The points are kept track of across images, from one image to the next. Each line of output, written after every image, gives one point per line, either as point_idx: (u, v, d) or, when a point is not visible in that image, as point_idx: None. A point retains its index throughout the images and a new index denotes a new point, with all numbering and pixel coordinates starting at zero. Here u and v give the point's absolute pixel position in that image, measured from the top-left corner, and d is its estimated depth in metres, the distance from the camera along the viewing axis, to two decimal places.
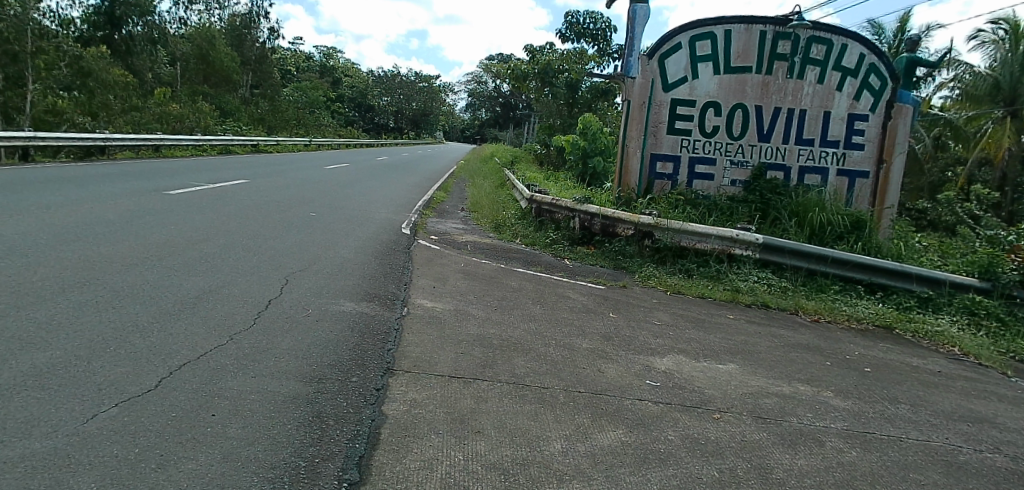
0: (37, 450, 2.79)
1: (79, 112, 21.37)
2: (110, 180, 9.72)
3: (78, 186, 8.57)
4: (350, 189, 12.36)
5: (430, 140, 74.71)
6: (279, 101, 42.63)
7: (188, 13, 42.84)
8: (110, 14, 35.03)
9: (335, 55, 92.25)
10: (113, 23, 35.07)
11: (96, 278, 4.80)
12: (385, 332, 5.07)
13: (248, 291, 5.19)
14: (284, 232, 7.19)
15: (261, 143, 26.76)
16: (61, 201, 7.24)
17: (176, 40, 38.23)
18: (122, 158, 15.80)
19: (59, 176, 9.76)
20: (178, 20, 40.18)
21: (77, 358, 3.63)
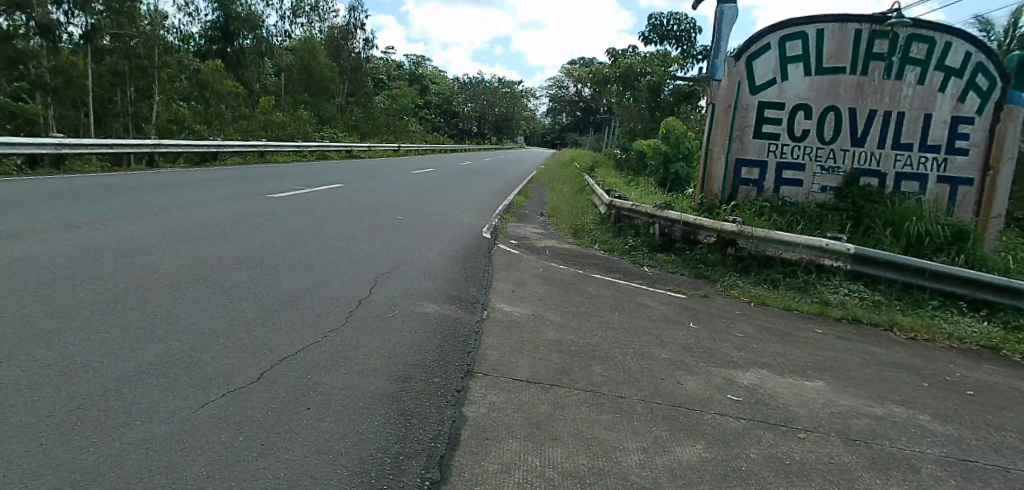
0: (156, 433, 3.07)
1: (197, 121, 23.01)
2: (220, 184, 10.46)
3: (194, 190, 9.27)
4: (435, 193, 12.70)
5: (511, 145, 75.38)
6: (371, 108, 44.18)
7: (292, 27, 45.05)
8: (225, 29, 36.43)
9: (423, 63, 94.88)
10: (228, 37, 36.49)
11: (209, 275, 5.20)
12: (466, 334, 5.19)
13: (341, 290, 5.46)
14: (373, 235, 7.48)
15: (355, 148, 27.88)
16: (177, 203, 7.86)
17: (281, 52, 40.41)
18: (232, 164, 16.95)
19: (177, 180, 10.61)
20: (283, 34, 42.34)
21: (193, 349, 3.95)
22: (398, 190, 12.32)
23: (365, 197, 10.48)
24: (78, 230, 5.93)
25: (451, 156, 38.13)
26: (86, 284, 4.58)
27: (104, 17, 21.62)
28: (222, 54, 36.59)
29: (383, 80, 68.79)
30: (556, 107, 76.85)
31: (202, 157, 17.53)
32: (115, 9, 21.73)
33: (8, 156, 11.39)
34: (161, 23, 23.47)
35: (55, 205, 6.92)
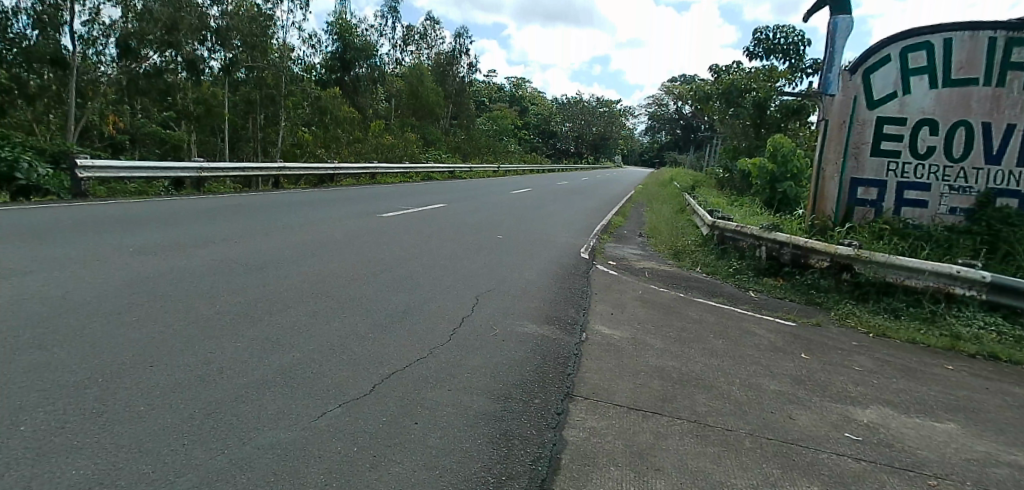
0: (281, 440, 3.26)
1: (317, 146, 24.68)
2: (336, 204, 11.10)
3: (314, 209, 9.89)
4: (533, 212, 12.81)
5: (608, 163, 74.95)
6: (473, 130, 45.51)
7: (403, 55, 47.23)
8: (342, 59, 36.38)
9: (523, 85, 96.75)
10: (345, 67, 36.63)
11: (326, 290, 5.49)
12: (566, 356, 5.14)
13: (445, 308, 5.60)
14: (474, 254, 7.63)
15: (457, 169, 28.73)
16: (298, 222, 8.42)
17: (392, 79, 42.53)
18: (346, 185, 17.94)
19: (298, 200, 11.37)
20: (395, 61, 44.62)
21: (312, 360, 4.19)
22: (498, 210, 12.53)
23: (467, 216, 10.73)
24: (213, 246, 6.47)
25: (549, 176, 38.41)
26: (220, 296, 4.98)
27: (240, 51, 23.02)
28: (340, 82, 37.15)
29: (484, 103, 70.83)
30: (653, 125, 75.72)
31: (320, 179, 18.71)
32: (249, 43, 23.10)
33: (158, 180, 12.77)
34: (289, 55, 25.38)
35: (197, 223, 7.62)
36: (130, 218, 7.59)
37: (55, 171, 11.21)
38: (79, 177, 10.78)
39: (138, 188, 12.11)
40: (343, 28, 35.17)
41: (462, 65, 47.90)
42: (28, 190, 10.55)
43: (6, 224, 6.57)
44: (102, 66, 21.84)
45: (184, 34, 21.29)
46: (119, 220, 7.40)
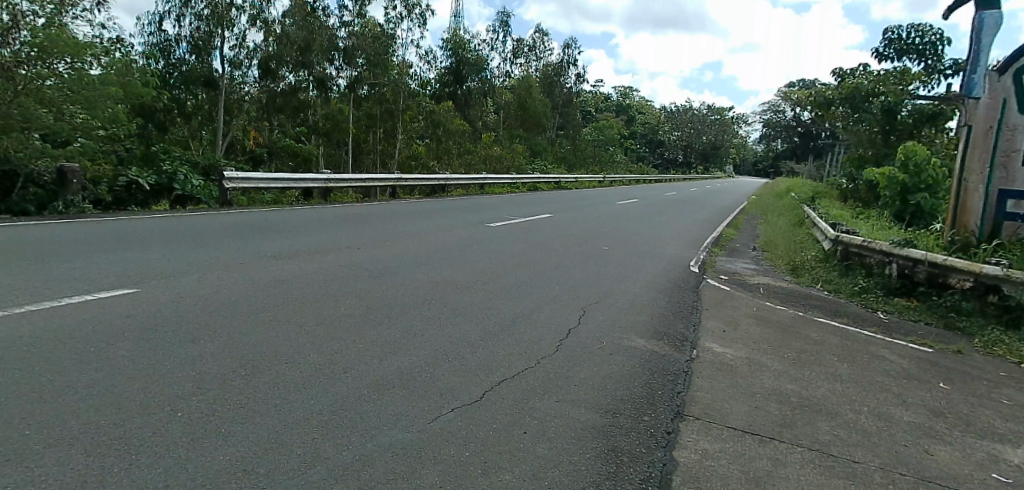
0: (399, 440, 3.39)
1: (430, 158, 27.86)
2: (447, 213, 11.48)
3: (427, 218, 10.29)
4: (640, 224, 12.57)
5: (717, 173, 72.31)
6: (578, 141, 45.53)
7: (511, 67, 47.98)
8: (456, 72, 35.99)
9: (630, 94, 95.61)
10: (458, 80, 36.18)
11: (438, 297, 5.68)
12: (676, 373, 4.97)
13: (552, 318, 5.61)
14: (581, 265, 7.59)
15: (562, 180, 28.85)
16: (412, 230, 8.78)
17: (501, 91, 43.34)
18: (457, 195, 18.52)
19: (412, 209, 11.89)
20: (504, 73, 45.47)
21: (426, 364, 4.34)
22: (605, 220, 12.43)
23: (573, 227, 10.73)
24: (336, 252, 6.87)
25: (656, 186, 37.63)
26: (344, 300, 5.28)
27: (364, 69, 24.78)
28: (453, 96, 36.27)
29: (590, 113, 70.62)
30: (766, 133, 72.22)
31: (433, 189, 19.46)
32: (374, 62, 24.73)
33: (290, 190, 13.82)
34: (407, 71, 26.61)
35: (322, 230, 8.17)
36: (266, 226, 8.23)
37: (205, 182, 12.53)
38: (225, 187, 11.92)
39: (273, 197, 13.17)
40: (458, 44, 35.31)
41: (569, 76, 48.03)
42: (183, 198, 11.96)
43: (165, 230, 7.33)
44: (245, 84, 23.36)
45: (316, 54, 23.02)
46: (259, 227, 8.09)
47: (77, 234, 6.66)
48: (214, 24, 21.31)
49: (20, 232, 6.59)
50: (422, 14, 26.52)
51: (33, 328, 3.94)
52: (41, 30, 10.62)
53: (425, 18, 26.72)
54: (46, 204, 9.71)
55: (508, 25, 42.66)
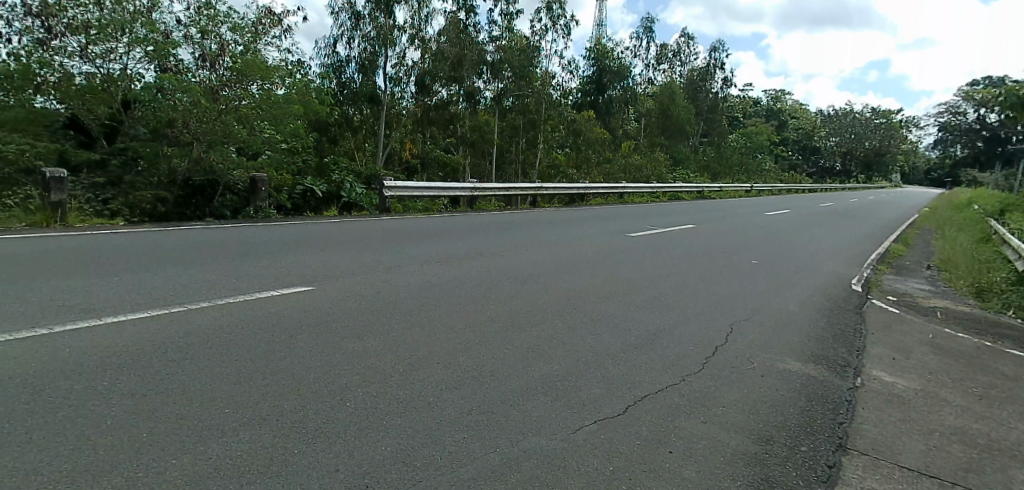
0: (543, 448, 3.41)
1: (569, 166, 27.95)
2: (588, 222, 11.47)
3: (568, 227, 10.35)
4: (793, 236, 11.75)
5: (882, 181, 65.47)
6: (724, 149, 43.42)
7: (654, 74, 46.99)
8: (598, 81, 35.95)
9: (782, 97, 89.77)
10: (599, 88, 36.04)
11: (581, 306, 5.69)
12: (836, 402, 4.55)
13: (699, 334, 5.39)
14: (727, 279, 7.24)
15: (705, 189, 27.70)
16: (553, 238, 8.89)
17: (643, 98, 42.54)
18: (596, 204, 18.50)
19: (553, 218, 12.02)
20: (646, 80, 44.49)
21: (567, 373, 4.35)
22: (754, 232, 11.75)
23: (719, 238, 10.25)
24: (481, 258, 7.12)
25: (812, 196, 34.77)
26: (490, 305, 5.46)
27: (509, 81, 25.78)
28: (594, 105, 36.10)
29: (737, 118, 67.18)
30: (943, 137, 64.34)
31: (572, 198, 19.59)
32: (519, 74, 25.55)
33: (440, 198, 14.56)
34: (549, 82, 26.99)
35: (469, 237, 8.52)
36: (420, 232, 8.73)
37: (367, 190, 13.49)
38: (384, 195, 12.86)
39: (424, 205, 13.97)
40: (601, 52, 34.86)
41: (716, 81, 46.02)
42: (350, 205, 12.91)
43: (332, 234, 8.03)
44: (403, 101, 24.41)
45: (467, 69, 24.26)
46: (415, 233, 8.62)
47: (262, 237, 7.49)
48: (379, 44, 22.87)
49: (218, 234, 7.54)
50: (566, 24, 26.78)
51: (231, 317, 4.51)
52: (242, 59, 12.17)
53: (569, 29, 26.98)
54: (239, 208, 11.34)
55: (652, 32, 41.85)
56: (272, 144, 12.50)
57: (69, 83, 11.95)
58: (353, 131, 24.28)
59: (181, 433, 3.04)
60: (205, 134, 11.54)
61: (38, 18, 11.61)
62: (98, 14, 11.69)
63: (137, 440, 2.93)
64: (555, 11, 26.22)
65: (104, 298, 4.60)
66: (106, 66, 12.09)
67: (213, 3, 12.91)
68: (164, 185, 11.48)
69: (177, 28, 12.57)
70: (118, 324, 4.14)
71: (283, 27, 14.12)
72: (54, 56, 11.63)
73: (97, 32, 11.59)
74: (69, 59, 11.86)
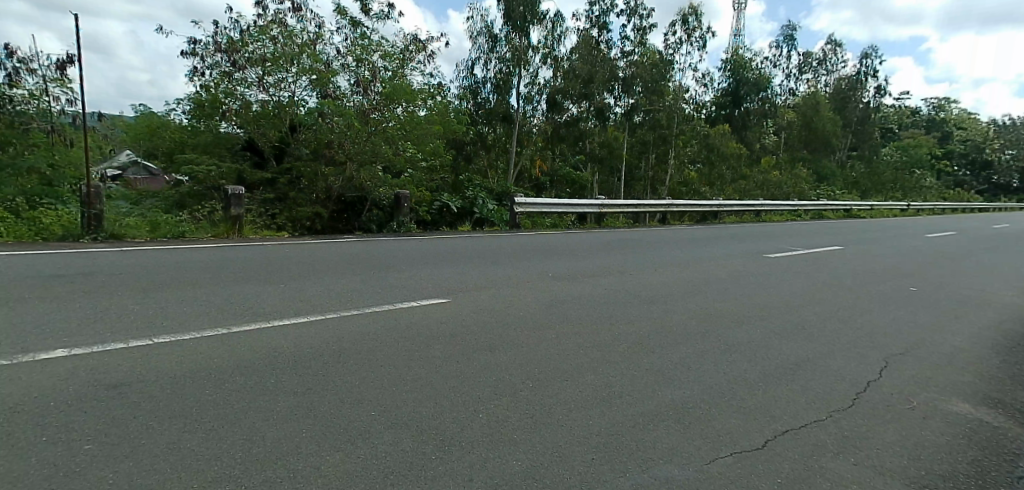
0: (674, 477, 3.27)
1: (701, 183, 26.93)
2: (722, 241, 11.02)
3: (701, 246, 10.01)
4: (963, 262, 10.49)
5: None
6: (876, 164, 39.74)
7: (796, 84, 44.20)
8: (733, 93, 33.44)
9: (947, 105, 80.68)
10: (735, 101, 33.54)
11: (715, 330, 5.47)
12: (1017, 452, 3.94)
13: (847, 367, 4.97)
14: (880, 307, 6.62)
15: (854, 207, 25.42)
16: (685, 257, 8.65)
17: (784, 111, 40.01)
18: (731, 222, 17.69)
19: (685, 236, 11.69)
20: (788, 91, 41.69)
21: (700, 401, 4.17)
22: (915, 256, 10.64)
23: (871, 262, 9.42)
24: (611, 276, 7.08)
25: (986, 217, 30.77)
26: (619, 325, 5.40)
27: (640, 96, 25.40)
28: (730, 118, 33.52)
29: (891, 130, 61.30)
30: None
31: (704, 216, 18.95)
32: (650, 89, 25.26)
33: (568, 215, 14.67)
34: (682, 96, 26.59)
35: (598, 254, 8.50)
36: (550, 248, 8.84)
37: (498, 206, 13.87)
38: (515, 211, 13.18)
39: (553, 221, 14.12)
40: (739, 63, 32.98)
41: (867, 90, 42.42)
42: (481, 221, 13.37)
43: (467, 249, 8.35)
44: (534, 118, 24.91)
45: (598, 85, 24.29)
46: (545, 249, 8.75)
47: (404, 250, 7.99)
48: (514, 65, 23.58)
49: (365, 246, 8.16)
50: (701, 37, 26.06)
51: (376, 324, 4.84)
52: (391, 83, 13.28)
53: (705, 41, 26.21)
54: (383, 223, 12.20)
55: (794, 40, 39.53)
56: (413, 162, 13.53)
57: (247, 109, 13.44)
58: (486, 149, 25.08)
59: (333, 432, 3.28)
60: (357, 154, 12.63)
61: (226, 55, 13.44)
62: (273, 47, 13.16)
63: (296, 435, 3.21)
64: (690, 23, 25.57)
65: (270, 302, 5.13)
66: (277, 94, 13.44)
67: (367, 34, 14.02)
68: (321, 201, 12.45)
69: (337, 58, 13.70)
70: (282, 326, 4.59)
71: (427, 52, 14.94)
72: (237, 87, 13.37)
73: (271, 63, 13.07)
74: (248, 88, 13.44)
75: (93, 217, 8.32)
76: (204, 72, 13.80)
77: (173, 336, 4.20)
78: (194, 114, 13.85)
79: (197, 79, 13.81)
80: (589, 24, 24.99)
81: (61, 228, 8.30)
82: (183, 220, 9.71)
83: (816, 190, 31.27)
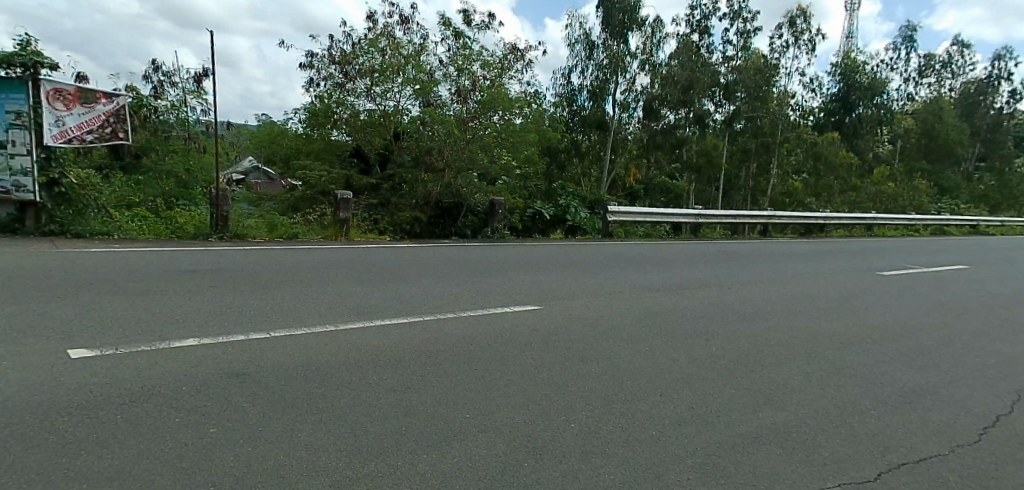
0: None
1: (808, 194, 26.25)
2: (829, 256, 10.41)
3: (806, 261, 9.49)
4: None
5: None
6: (1009, 175, 36.04)
7: (916, 89, 40.99)
8: (845, 98, 31.11)
9: None
10: (847, 107, 31.08)
11: (821, 351, 5.16)
12: None
13: (974, 398, 4.53)
14: (1015, 334, 6.00)
15: (982, 223, 23.11)
16: (788, 272, 8.24)
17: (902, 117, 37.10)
18: (839, 236, 16.64)
19: (789, 250, 11.12)
20: (907, 96, 38.66)
21: (804, 426, 3.94)
22: None
23: (1003, 284, 8.55)
24: (708, 290, 6.87)
25: None
26: (717, 340, 5.22)
27: (743, 102, 24.59)
28: (839, 125, 31.43)
29: None
30: None
31: (808, 229, 17.98)
32: (752, 94, 24.40)
33: (662, 225, 14.39)
34: (788, 102, 25.39)
35: (694, 266, 8.26)
36: (643, 258, 8.70)
37: (591, 214, 13.82)
38: (608, 219, 13.01)
39: (646, 231, 13.91)
40: (851, 66, 30.89)
41: (998, 94, 38.68)
42: (574, 229, 13.35)
43: (560, 257, 8.36)
44: (630, 125, 24.46)
45: (698, 91, 23.53)
46: (639, 259, 8.61)
47: (498, 256, 8.13)
48: (611, 72, 23.35)
49: (461, 252, 8.36)
50: (810, 40, 24.81)
51: (471, 328, 4.95)
52: (489, 91, 13.67)
53: (814, 44, 24.94)
54: (478, 229, 12.41)
55: (914, 41, 36.72)
56: (508, 170, 13.76)
57: (356, 118, 14.23)
58: (580, 156, 25.08)
59: (430, 433, 3.36)
60: (454, 162, 12.74)
61: (337, 66, 14.13)
62: (381, 59, 13.81)
63: (396, 432, 3.32)
64: (798, 26, 24.41)
65: (374, 302, 5.37)
66: (383, 103, 14.09)
67: (469, 44, 14.37)
68: (420, 207, 12.69)
69: (440, 68, 14.13)
70: (384, 326, 4.79)
71: (525, 61, 15.13)
72: (348, 98, 14.15)
73: (379, 74, 13.69)
74: (357, 98, 14.16)
75: (220, 217, 9.03)
76: (318, 84, 14.66)
77: (288, 331, 4.48)
78: (308, 123, 14.88)
79: (311, 90, 14.69)
80: (690, 29, 24.44)
81: (194, 228, 9.05)
82: (297, 223, 10.36)
83: (937, 203, 28.77)
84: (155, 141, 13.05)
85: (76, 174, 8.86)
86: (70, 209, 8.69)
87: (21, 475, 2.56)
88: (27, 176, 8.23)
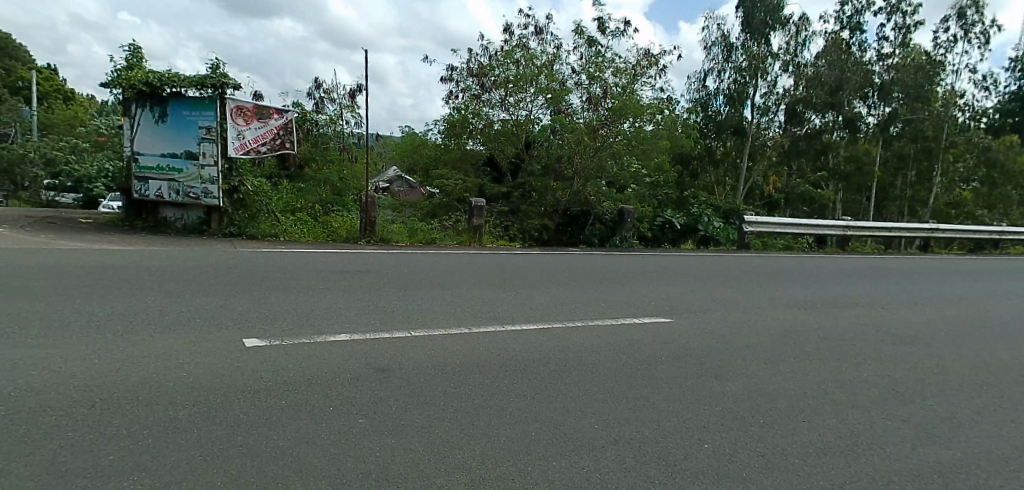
0: None
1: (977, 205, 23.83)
2: (1012, 276, 9.13)
3: (981, 281, 8.40)
4: None
5: None
6: None
7: None
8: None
9: None
10: None
11: (996, 385, 4.54)
12: None
13: None
14: None
15: None
16: (957, 293, 7.35)
17: None
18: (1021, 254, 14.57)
19: (960, 268, 9.92)
20: None
21: (974, 466, 3.48)
22: None
23: None
24: (858, 309, 6.30)
25: None
26: (868, 365, 4.78)
27: (901, 104, 22.39)
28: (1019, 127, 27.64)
29: None
30: None
31: (979, 245, 15.96)
32: (912, 95, 22.13)
33: (805, 237, 13.48)
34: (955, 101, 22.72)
35: (843, 283, 7.62)
36: (783, 273, 8.17)
37: (725, 224, 13.18)
38: (744, 230, 12.28)
39: (786, 243, 13.13)
40: None
41: None
42: (707, 240, 12.70)
43: (691, 268, 8.07)
44: (769, 130, 23.38)
45: (849, 93, 21.76)
46: (781, 273, 8.09)
47: (628, 266, 8.00)
48: (750, 74, 22.25)
49: (589, 260, 8.33)
50: (983, 32, 22.12)
51: (601, 338, 4.91)
52: (620, 98, 13.31)
53: (988, 37, 22.19)
54: (605, 237, 12.33)
55: None
56: (638, 177, 13.71)
57: (489, 127, 14.62)
58: (714, 164, 24.13)
59: (560, 440, 3.37)
60: (583, 169, 13.14)
61: (475, 78, 14.72)
62: (516, 70, 14.14)
63: (526, 437, 3.36)
64: (969, 18, 21.86)
65: (507, 307, 5.50)
66: (516, 113, 14.43)
67: (602, 51, 14.32)
68: (548, 214, 13.33)
69: (572, 76, 14.18)
70: (516, 331, 4.89)
71: (659, 67, 14.84)
72: (484, 108, 14.54)
73: (514, 84, 14.07)
74: (492, 109, 14.56)
75: (369, 222, 9.67)
76: (456, 95, 15.30)
77: (429, 331, 4.72)
78: (446, 133, 15.38)
79: (450, 101, 15.37)
80: (839, 25, 22.76)
81: (344, 231, 9.77)
82: (435, 228, 10.88)
83: None
84: (315, 153, 14.38)
85: (252, 183, 9.83)
86: (247, 213, 9.62)
87: (207, 448, 2.88)
88: (214, 183, 9.31)
